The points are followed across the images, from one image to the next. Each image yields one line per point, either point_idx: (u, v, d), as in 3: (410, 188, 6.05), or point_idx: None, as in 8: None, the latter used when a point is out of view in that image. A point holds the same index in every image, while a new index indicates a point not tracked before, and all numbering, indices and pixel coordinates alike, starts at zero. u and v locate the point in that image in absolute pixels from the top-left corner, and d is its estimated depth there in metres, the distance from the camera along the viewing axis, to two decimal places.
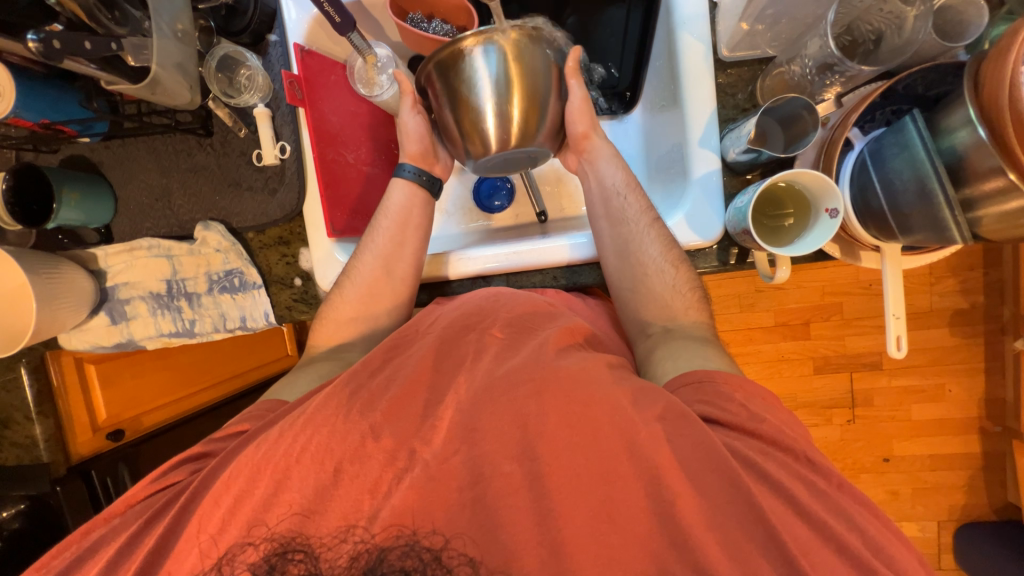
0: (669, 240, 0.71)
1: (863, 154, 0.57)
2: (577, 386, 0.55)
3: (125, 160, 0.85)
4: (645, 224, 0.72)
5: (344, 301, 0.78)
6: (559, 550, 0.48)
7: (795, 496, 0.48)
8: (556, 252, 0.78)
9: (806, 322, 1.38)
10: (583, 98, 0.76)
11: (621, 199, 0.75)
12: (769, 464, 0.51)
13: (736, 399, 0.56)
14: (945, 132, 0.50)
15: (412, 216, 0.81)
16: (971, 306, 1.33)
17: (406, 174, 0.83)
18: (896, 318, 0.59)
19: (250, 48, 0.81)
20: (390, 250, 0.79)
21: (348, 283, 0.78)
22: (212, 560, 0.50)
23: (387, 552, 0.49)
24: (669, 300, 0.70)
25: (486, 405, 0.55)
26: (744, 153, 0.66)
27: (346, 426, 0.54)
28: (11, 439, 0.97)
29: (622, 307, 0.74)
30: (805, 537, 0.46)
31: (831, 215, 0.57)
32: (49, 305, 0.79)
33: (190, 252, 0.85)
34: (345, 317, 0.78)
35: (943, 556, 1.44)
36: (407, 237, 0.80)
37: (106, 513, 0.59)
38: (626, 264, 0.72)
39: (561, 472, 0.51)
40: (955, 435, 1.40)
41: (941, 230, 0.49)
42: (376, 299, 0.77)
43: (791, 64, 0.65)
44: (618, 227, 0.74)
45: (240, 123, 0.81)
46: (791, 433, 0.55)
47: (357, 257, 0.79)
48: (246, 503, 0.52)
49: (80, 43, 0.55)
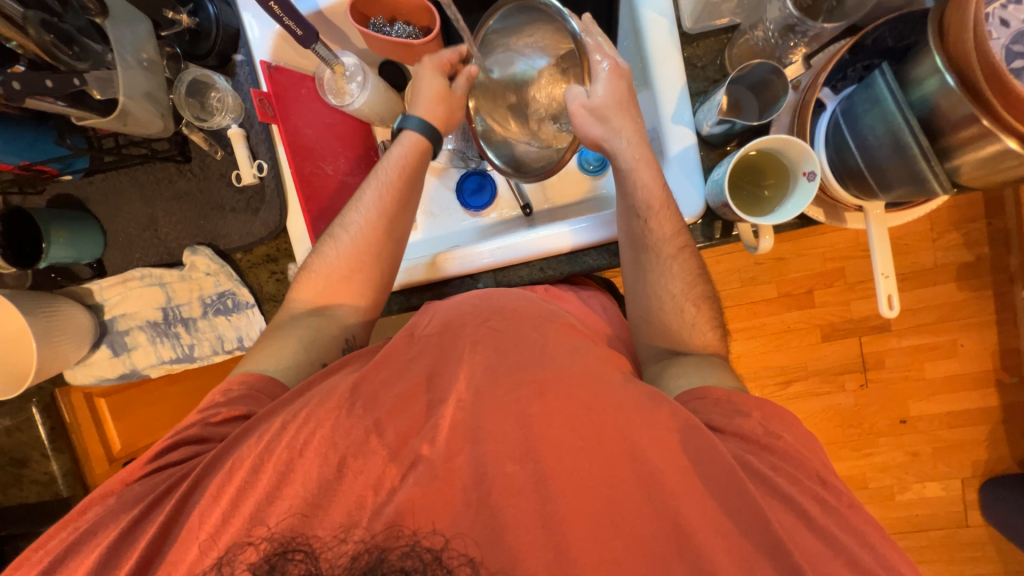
0: (693, 273, 0.67)
1: (836, 113, 0.56)
2: (575, 389, 0.55)
3: (110, 194, 0.86)
4: (669, 254, 0.67)
5: (338, 254, 0.74)
6: (564, 553, 0.48)
7: (807, 510, 0.48)
8: (561, 239, 0.77)
9: (810, 290, 1.37)
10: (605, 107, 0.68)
11: (644, 222, 0.67)
12: (780, 478, 0.51)
13: (754, 417, 0.55)
14: (915, 83, 0.48)
15: (416, 173, 0.78)
16: (977, 259, 1.31)
17: (414, 126, 0.77)
18: (886, 277, 0.58)
19: (218, 70, 0.81)
20: (392, 207, 0.76)
21: (343, 234, 0.75)
22: (212, 560, 0.50)
23: (388, 552, 0.48)
24: (686, 337, 0.67)
25: (484, 413, 0.55)
26: (718, 125, 0.64)
27: (350, 422, 0.55)
28: (30, 476, 1.00)
29: (636, 329, 0.72)
30: (806, 543, 0.47)
31: (809, 178, 0.56)
32: (49, 344, 0.81)
33: (181, 279, 0.86)
34: (336, 273, 0.74)
35: (970, 513, 1.41)
36: (409, 200, 0.78)
37: (100, 492, 0.59)
38: (644, 295, 0.69)
39: (562, 470, 0.51)
40: (972, 390, 1.38)
41: (920, 182, 0.48)
42: (371, 254, 0.75)
43: (755, 30, 0.64)
44: (640, 257, 0.69)
45: (216, 146, 0.81)
46: (807, 454, 0.53)
47: (356, 208, 0.76)
48: (242, 525, 0.51)
49: (41, 82, 0.56)
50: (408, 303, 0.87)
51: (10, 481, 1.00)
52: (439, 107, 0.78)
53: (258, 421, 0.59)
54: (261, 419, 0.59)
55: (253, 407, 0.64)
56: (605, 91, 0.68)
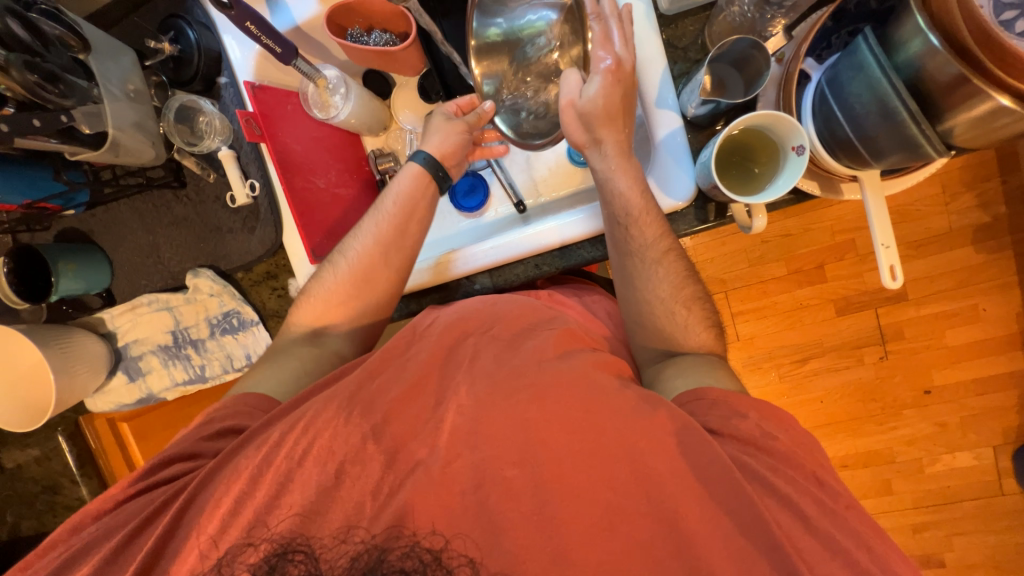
0: (682, 276, 0.67)
1: (820, 84, 0.54)
2: (573, 394, 0.56)
3: (111, 225, 0.88)
4: (655, 258, 0.67)
5: (336, 278, 0.74)
6: (563, 557, 0.50)
7: (810, 517, 0.48)
8: (550, 235, 0.76)
9: (819, 265, 1.34)
10: (603, 104, 0.63)
11: (628, 230, 0.67)
12: (778, 478, 0.51)
13: (750, 418, 0.55)
14: (900, 46, 0.46)
15: (418, 207, 0.76)
16: (994, 219, 1.27)
17: (419, 160, 0.76)
18: (886, 248, 0.56)
19: (205, 94, 0.82)
20: (392, 238, 0.75)
21: (342, 260, 0.75)
22: (213, 560, 0.52)
23: (388, 552, 0.51)
24: (680, 337, 0.66)
25: (481, 420, 0.56)
26: (702, 106, 0.63)
27: (347, 429, 0.56)
28: (63, 502, 1.04)
29: (630, 334, 0.71)
30: (801, 540, 0.48)
31: (798, 152, 0.55)
32: (65, 374, 0.83)
33: (187, 301, 0.88)
34: (334, 298, 0.74)
35: (1004, 482, 1.37)
36: (408, 228, 0.76)
37: (91, 512, 0.60)
38: (633, 301, 0.69)
39: (560, 472, 0.53)
40: (997, 355, 1.34)
41: (913, 147, 0.46)
42: (370, 284, 0.75)
43: (733, 5, 0.62)
44: (626, 264, 0.68)
45: (208, 169, 0.82)
46: (801, 453, 0.53)
47: (358, 238, 0.76)
48: (244, 537, 0.53)
49: (28, 121, 0.57)
50: (408, 310, 0.87)
51: (43, 509, 1.04)
52: (436, 135, 0.76)
53: (255, 432, 0.59)
54: (257, 429, 0.59)
55: (247, 423, 0.64)
56: (598, 93, 0.63)
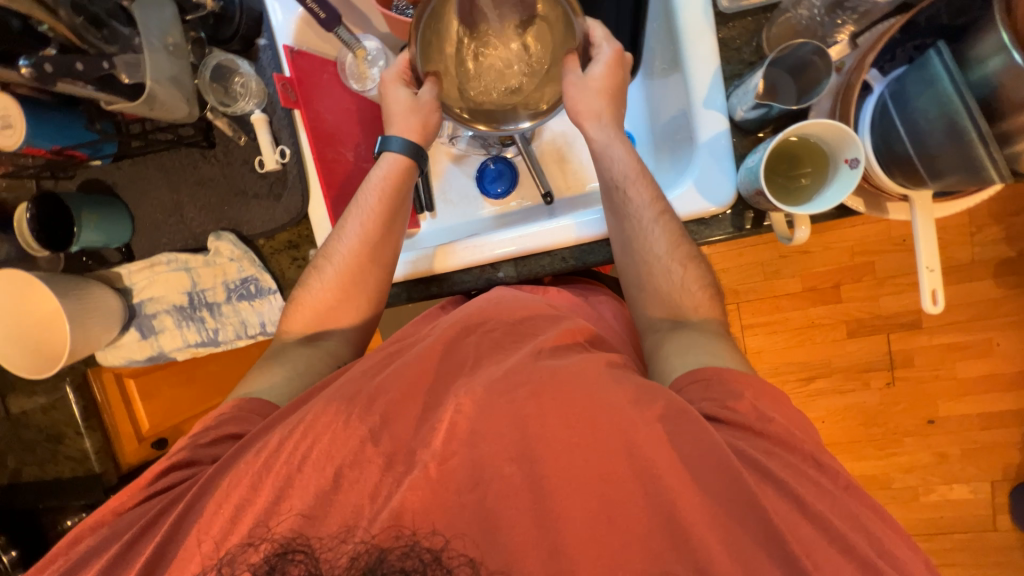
0: (679, 234, 0.67)
1: (883, 97, 0.52)
2: (584, 392, 0.56)
3: (136, 179, 0.87)
4: (650, 218, 0.68)
5: (323, 284, 0.76)
6: (559, 551, 0.50)
7: (804, 501, 0.49)
8: (564, 231, 0.77)
9: (836, 285, 1.33)
10: (603, 78, 0.72)
11: (623, 192, 0.70)
12: (773, 463, 0.51)
13: (746, 398, 0.55)
14: (975, 63, 0.46)
15: (400, 199, 0.77)
16: (1018, 255, 1.25)
17: (396, 147, 0.77)
18: (930, 271, 0.55)
19: (242, 55, 0.81)
20: (376, 233, 0.76)
21: (327, 265, 0.76)
22: (214, 561, 0.53)
23: (387, 552, 0.51)
24: (678, 298, 0.67)
25: (486, 411, 0.56)
26: (753, 109, 0.62)
27: (346, 433, 0.57)
28: (65, 452, 1.03)
29: (631, 300, 0.71)
30: (809, 539, 0.47)
31: (851, 165, 0.53)
32: (81, 324, 0.83)
33: (206, 264, 0.87)
34: (324, 301, 0.76)
35: (999, 518, 1.37)
36: (394, 224, 0.77)
37: (91, 524, 0.61)
38: (631, 263, 0.69)
39: (567, 469, 0.52)
40: (1006, 391, 1.33)
41: (975, 170, 0.45)
42: (358, 284, 0.76)
43: (798, 8, 0.62)
44: (624, 227, 0.69)
45: (240, 132, 0.81)
46: (799, 433, 0.54)
47: (341, 238, 0.76)
48: (253, 508, 0.54)
49: (72, 64, 0.57)
50: (429, 293, 0.85)
51: (47, 456, 1.04)
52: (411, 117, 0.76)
53: (254, 437, 0.61)
54: (255, 436, 0.61)
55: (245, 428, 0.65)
56: (603, 74, 0.72)
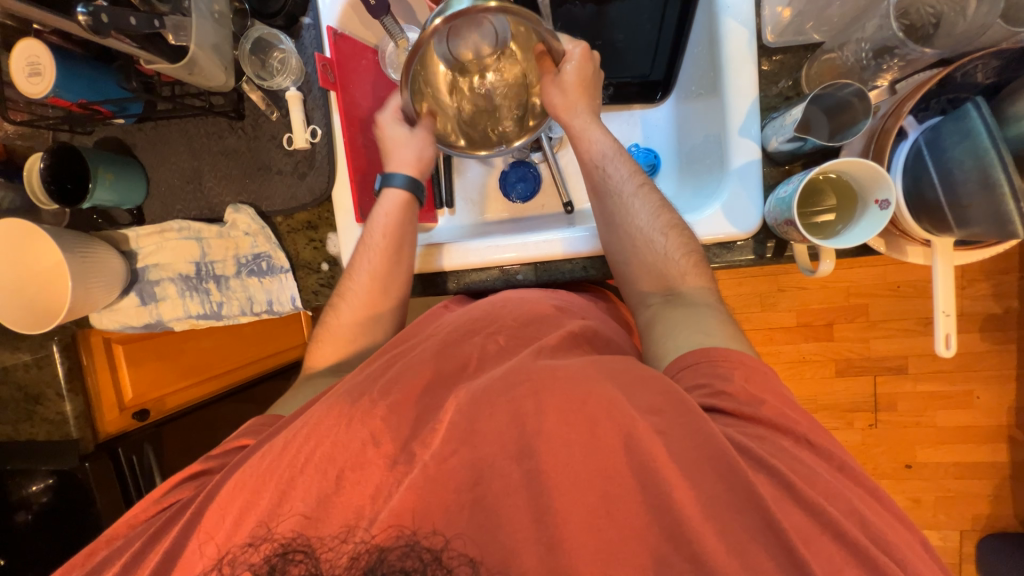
0: (659, 206, 0.71)
1: (918, 143, 0.54)
2: (594, 395, 0.55)
3: (157, 142, 0.86)
4: (631, 191, 0.73)
5: (339, 319, 0.77)
6: (557, 546, 0.50)
7: (792, 482, 0.49)
8: (551, 245, 0.78)
9: (830, 323, 1.36)
10: (578, 71, 0.75)
11: (603, 170, 0.75)
12: (763, 449, 0.52)
13: (734, 380, 0.56)
14: (1012, 119, 0.48)
15: (402, 233, 0.77)
16: (1005, 311, 1.29)
17: (398, 183, 0.79)
18: (946, 315, 0.56)
19: (284, 31, 0.80)
20: (384, 269, 0.76)
21: (343, 303, 0.77)
22: (214, 561, 0.53)
23: (388, 552, 0.50)
24: (664, 265, 0.69)
25: (492, 409, 0.56)
26: (789, 142, 0.63)
27: (348, 434, 0.56)
28: (42, 415, 1.00)
29: (621, 279, 0.73)
30: (805, 528, 0.48)
31: (882, 207, 0.55)
32: (83, 283, 0.80)
33: (219, 235, 0.86)
34: (342, 332, 0.77)
35: (965, 566, 1.40)
36: (401, 257, 0.77)
37: (107, 537, 0.62)
38: (615, 240, 0.72)
39: (571, 475, 0.52)
40: (983, 443, 1.36)
41: (1002, 223, 0.47)
42: (373, 316, 0.77)
43: (843, 50, 0.63)
44: (606, 203, 0.74)
45: (272, 107, 0.81)
46: (792, 415, 0.55)
47: (353, 276, 0.77)
48: (257, 509, 0.54)
49: (125, 19, 0.56)
50: (443, 287, 0.85)
51: (22, 416, 1.00)
52: (409, 152, 0.79)
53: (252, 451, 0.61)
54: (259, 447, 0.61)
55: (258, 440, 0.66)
56: (575, 68, 0.75)
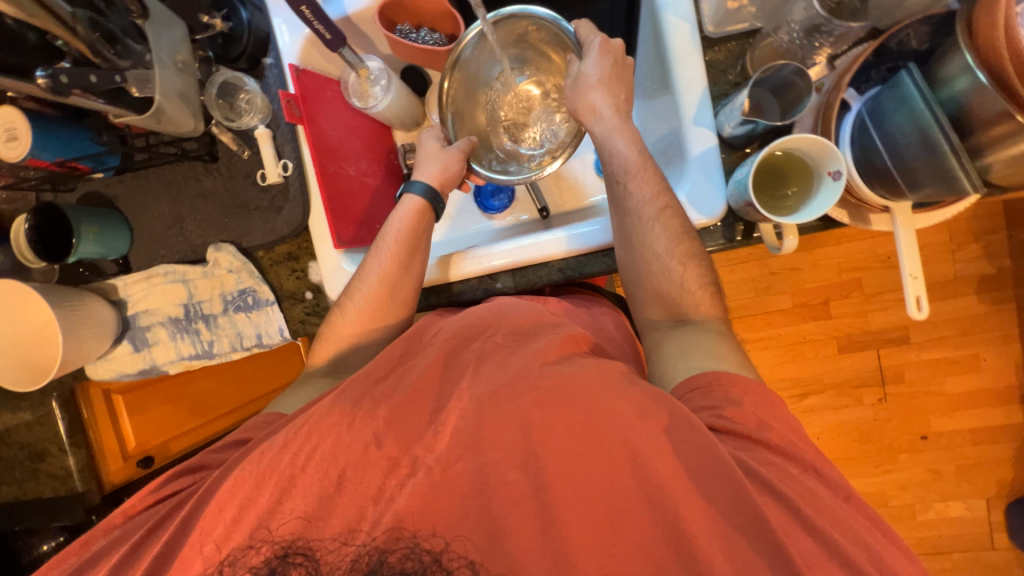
0: (681, 233, 0.68)
1: (861, 114, 0.56)
2: (582, 398, 0.56)
3: (138, 192, 0.88)
4: (651, 215, 0.68)
5: (344, 322, 0.77)
6: (564, 560, 0.50)
7: (786, 493, 0.49)
8: (555, 245, 0.78)
9: (825, 301, 1.35)
10: (603, 70, 0.72)
11: (624, 187, 0.71)
12: (773, 474, 0.51)
13: (744, 405, 0.55)
14: (945, 82, 0.50)
15: (418, 238, 0.78)
16: (998, 271, 1.29)
17: (416, 192, 0.79)
18: (913, 278, 0.57)
19: (248, 73, 0.84)
20: (395, 273, 0.76)
21: (349, 304, 0.77)
22: (217, 561, 0.53)
23: (388, 555, 0.50)
24: (676, 297, 0.68)
25: (487, 415, 0.56)
26: (740, 126, 0.65)
27: (352, 435, 0.57)
28: (47, 471, 1.01)
29: (632, 301, 0.74)
30: (798, 533, 0.48)
31: (834, 177, 0.56)
32: (73, 336, 0.82)
33: (204, 275, 0.88)
34: (345, 337, 0.77)
35: (996, 536, 1.37)
36: (412, 261, 0.77)
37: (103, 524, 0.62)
38: (633, 262, 0.70)
39: (565, 477, 0.52)
40: (996, 405, 1.34)
41: (950, 181, 0.48)
42: (377, 319, 0.76)
43: (778, 33, 0.66)
44: (626, 223, 0.71)
45: (244, 146, 0.83)
46: (800, 443, 0.55)
47: (362, 279, 0.77)
48: (257, 506, 0.55)
49: (86, 77, 0.58)
50: (427, 303, 0.87)
51: (27, 475, 1.01)
52: (434, 165, 0.80)
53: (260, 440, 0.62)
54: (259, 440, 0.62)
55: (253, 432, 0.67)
56: (595, 67, 0.72)
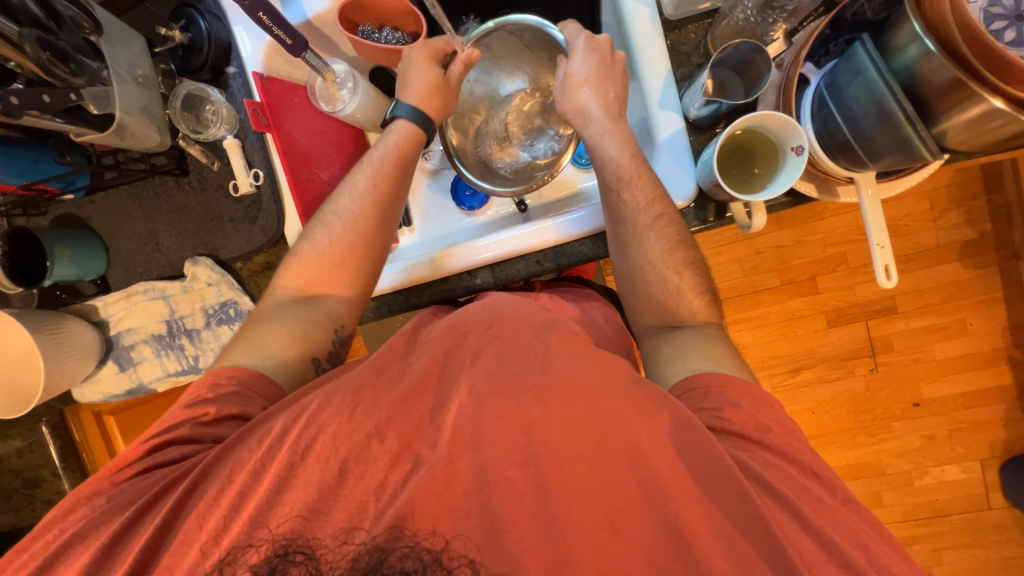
0: (676, 241, 0.68)
1: (819, 88, 0.56)
2: (578, 395, 0.55)
3: (111, 212, 0.87)
4: (647, 223, 0.68)
5: (329, 242, 0.75)
6: (564, 556, 0.50)
7: (773, 485, 0.51)
8: (543, 233, 0.78)
9: (813, 276, 1.36)
10: (593, 77, 0.71)
11: (618, 196, 0.69)
12: (774, 476, 0.52)
13: (744, 409, 0.56)
14: (896, 52, 0.50)
15: (407, 171, 0.78)
16: (980, 236, 1.30)
17: (403, 114, 0.78)
18: (881, 247, 0.57)
19: (212, 84, 0.83)
20: (385, 202, 0.77)
21: (336, 224, 0.76)
22: (214, 560, 0.53)
23: (387, 553, 0.51)
24: (674, 305, 0.68)
25: (486, 413, 0.55)
26: (704, 107, 0.65)
27: (351, 426, 0.56)
28: (43, 497, 1.01)
29: (628, 306, 0.74)
30: (784, 523, 0.49)
31: (797, 152, 0.57)
32: (57, 361, 0.82)
33: (183, 290, 0.87)
34: (329, 263, 0.75)
35: (991, 496, 1.39)
36: (400, 196, 0.78)
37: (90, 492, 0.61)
38: (630, 271, 0.71)
39: (563, 471, 0.52)
40: (985, 368, 1.36)
41: (908, 149, 0.48)
42: (366, 248, 0.76)
43: (735, 11, 0.64)
44: (621, 231, 0.70)
45: (213, 158, 0.83)
46: (800, 446, 0.55)
47: (348, 198, 0.77)
48: (258, 491, 0.55)
49: (39, 97, 0.58)
50: (408, 305, 0.87)
51: (24, 501, 1.01)
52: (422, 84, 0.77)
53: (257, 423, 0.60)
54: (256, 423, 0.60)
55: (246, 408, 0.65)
56: (587, 72, 0.71)
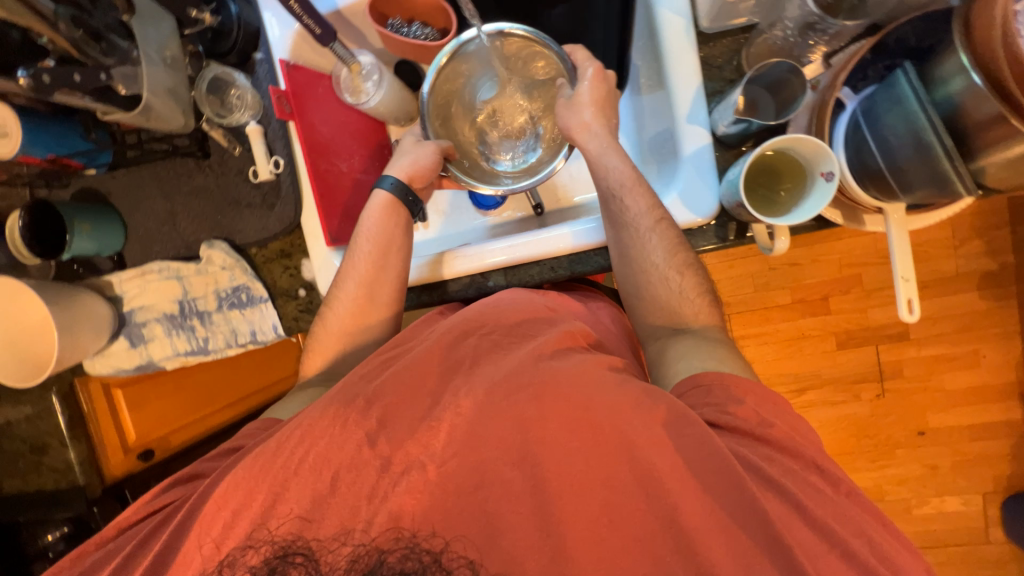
0: (676, 243, 0.68)
1: (856, 115, 0.55)
2: (577, 392, 0.55)
3: (131, 189, 0.87)
4: (648, 226, 0.68)
5: (330, 328, 0.77)
6: (561, 555, 0.51)
7: (774, 475, 0.50)
8: (561, 240, 0.78)
9: (825, 296, 1.34)
10: (593, 90, 0.72)
11: (620, 201, 0.70)
12: (775, 469, 0.51)
13: (746, 403, 0.55)
14: (940, 82, 0.49)
15: (393, 241, 0.77)
16: (1001, 268, 1.28)
17: (387, 187, 0.78)
18: (905, 281, 0.56)
19: (238, 68, 0.83)
20: (372, 273, 0.76)
21: (331, 311, 0.77)
22: (215, 563, 0.54)
23: (388, 554, 0.51)
24: (676, 306, 0.68)
25: (490, 414, 0.55)
26: (733, 125, 0.64)
27: (344, 436, 0.56)
28: (49, 464, 1.02)
29: (631, 309, 0.73)
30: (805, 536, 0.47)
31: (827, 178, 0.56)
32: (70, 334, 0.82)
33: (198, 272, 0.88)
34: (332, 340, 0.77)
35: (991, 530, 1.37)
36: (388, 258, 0.77)
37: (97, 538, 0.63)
38: (629, 275, 0.70)
39: (563, 477, 0.52)
40: (995, 402, 1.34)
41: (943, 183, 0.47)
42: (361, 323, 0.77)
43: (773, 29, 0.64)
44: (622, 236, 0.70)
45: (235, 142, 0.83)
46: (801, 439, 0.54)
47: (340, 285, 0.77)
48: (247, 516, 0.55)
49: (69, 76, 0.60)
50: (419, 301, 0.87)
51: (30, 467, 1.02)
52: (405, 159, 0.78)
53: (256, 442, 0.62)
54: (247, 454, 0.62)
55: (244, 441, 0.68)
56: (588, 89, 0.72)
